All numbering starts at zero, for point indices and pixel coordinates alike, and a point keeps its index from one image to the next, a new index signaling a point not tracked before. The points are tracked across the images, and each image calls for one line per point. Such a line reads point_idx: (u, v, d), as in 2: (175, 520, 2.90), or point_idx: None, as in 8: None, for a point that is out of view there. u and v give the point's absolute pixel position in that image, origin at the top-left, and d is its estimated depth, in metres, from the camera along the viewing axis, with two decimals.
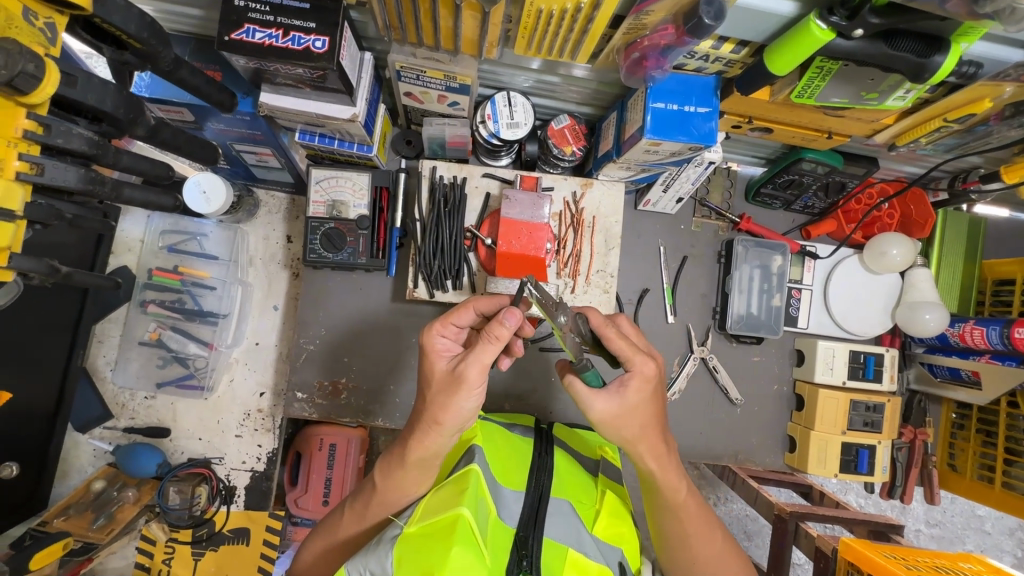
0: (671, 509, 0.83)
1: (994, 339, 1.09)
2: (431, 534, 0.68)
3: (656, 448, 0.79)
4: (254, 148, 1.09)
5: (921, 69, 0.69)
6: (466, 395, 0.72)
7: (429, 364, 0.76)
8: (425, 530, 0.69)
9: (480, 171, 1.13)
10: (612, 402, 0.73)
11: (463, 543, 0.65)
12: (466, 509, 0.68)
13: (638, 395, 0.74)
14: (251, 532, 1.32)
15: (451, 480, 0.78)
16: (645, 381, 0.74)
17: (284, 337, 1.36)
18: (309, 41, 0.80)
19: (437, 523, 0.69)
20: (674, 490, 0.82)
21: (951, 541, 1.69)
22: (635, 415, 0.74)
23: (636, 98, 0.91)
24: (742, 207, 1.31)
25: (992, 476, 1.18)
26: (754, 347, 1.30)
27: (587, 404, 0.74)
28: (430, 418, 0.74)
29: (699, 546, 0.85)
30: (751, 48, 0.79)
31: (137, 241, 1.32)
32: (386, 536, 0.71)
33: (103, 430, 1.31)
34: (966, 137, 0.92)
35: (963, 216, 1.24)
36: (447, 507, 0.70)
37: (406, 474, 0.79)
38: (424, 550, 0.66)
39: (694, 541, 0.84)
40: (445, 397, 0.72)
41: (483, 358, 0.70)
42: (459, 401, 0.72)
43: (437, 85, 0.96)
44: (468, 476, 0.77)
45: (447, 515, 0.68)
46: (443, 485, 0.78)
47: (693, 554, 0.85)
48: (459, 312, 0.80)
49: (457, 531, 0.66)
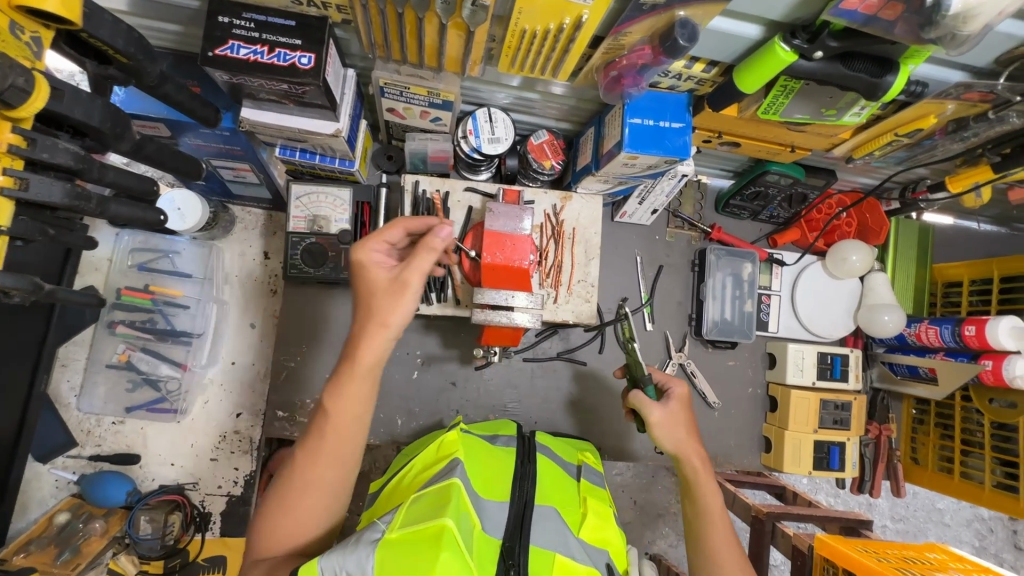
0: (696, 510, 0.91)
1: (947, 338, 1.18)
2: (415, 542, 0.67)
3: (672, 413, 0.96)
4: (232, 164, 1.08)
5: (875, 88, 0.74)
6: (394, 289, 0.74)
7: (365, 275, 0.76)
8: (409, 536, 0.68)
9: (462, 186, 1.14)
10: (664, 411, 0.97)
11: (450, 552, 0.65)
12: (450, 521, 0.68)
13: (677, 403, 0.98)
14: (228, 560, 1.27)
15: (427, 491, 0.77)
16: (680, 399, 0.99)
17: (261, 354, 1.33)
18: (294, 57, 0.81)
19: (419, 531, 0.68)
20: (692, 489, 0.92)
21: (915, 533, 1.78)
22: (676, 423, 0.96)
23: (613, 116, 0.96)
24: (712, 217, 1.37)
25: (950, 468, 1.26)
26: (729, 351, 1.34)
27: (648, 409, 0.97)
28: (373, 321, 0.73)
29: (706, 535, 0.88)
30: (721, 67, 0.84)
31: (104, 260, 1.28)
32: (363, 537, 0.68)
33: (66, 458, 1.24)
34: (915, 151, 1.00)
35: (913, 224, 1.33)
36: (432, 517, 0.70)
37: (353, 391, 0.71)
38: (409, 557, 0.65)
39: (704, 493, 0.91)
40: (390, 300, 0.73)
41: (421, 265, 0.75)
42: (403, 304, 0.73)
43: (421, 101, 0.98)
44: (450, 487, 0.76)
45: (433, 523, 0.68)
46: (422, 495, 0.77)
47: (703, 509, 0.89)
48: (389, 228, 0.81)
49: (443, 539, 0.66)
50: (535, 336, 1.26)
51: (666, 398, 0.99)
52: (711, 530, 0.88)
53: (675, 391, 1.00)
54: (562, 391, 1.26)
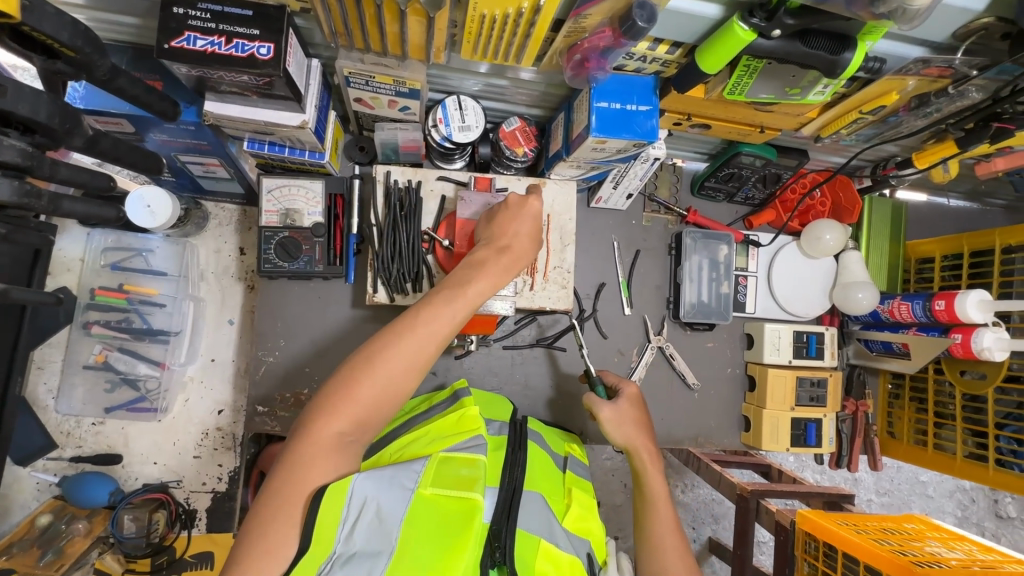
0: (650, 503, 0.97)
1: (919, 313, 1.20)
2: (442, 508, 0.74)
3: (620, 411, 1.02)
4: (200, 159, 1.08)
5: (833, 65, 0.75)
6: (530, 241, 0.93)
7: (511, 221, 0.93)
8: (438, 499, 0.75)
9: (435, 175, 1.13)
10: (614, 411, 1.01)
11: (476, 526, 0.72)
12: (480, 499, 0.75)
13: (627, 402, 1.04)
14: (215, 556, 1.28)
15: (458, 454, 0.83)
16: (631, 398, 1.05)
17: (241, 351, 1.32)
18: (253, 48, 0.80)
19: (448, 500, 0.75)
20: (652, 483, 0.98)
21: (897, 505, 1.82)
22: (627, 420, 1.01)
23: (581, 100, 0.95)
24: (688, 200, 1.37)
25: (925, 440, 1.29)
26: (707, 333, 1.36)
27: (597, 408, 1.02)
28: (507, 258, 0.89)
29: (654, 518, 0.96)
30: (684, 48, 0.84)
31: (77, 260, 1.27)
32: (395, 480, 0.75)
33: (47, 461, 1.24)
34: (882, 128, 1.01)
35: (886, 201, 1.34)
36: (462, 488, 0.77)
37: (451, 302, 0.82)
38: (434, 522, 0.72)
39: (649, 483, 0.98)
40: (528, 248, 0.92)
41: (542, 233, 0.96)
42: (512, 255, 0.90)
43: (388, 90, 0.97)
44: (482, 459, 0.82)
45: (465, 498, 0.75)
46: (454, 454, 0.83)
47: (649, 496, 0.97)
48: (519, 185, 0.98)
49: (474, 515, 0.73)
50: (514, 324, 1.26)
51: (616, 398, 1.05)
52: (655, 521, 0.95)
53: (625, 391, 1.06)
54: (542, 377, 1.27)
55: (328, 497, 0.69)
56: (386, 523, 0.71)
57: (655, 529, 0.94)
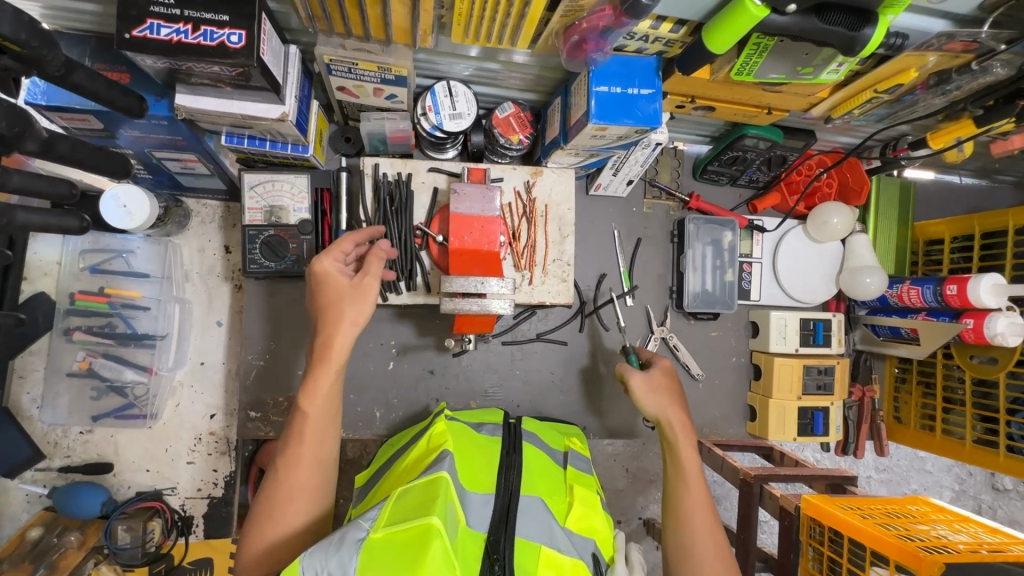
0: (680, 476, 0.94)
1: (929, 298, 1.17)
2: (400, 545, 0.64)
3: (652, 379, 1.03)
4: (177, 155, 1.01)
5: (852, 42, 0.69)
6: (354, 292, 0.87)
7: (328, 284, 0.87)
8: (395, 536, 0.65)
9: (425, 166, 1.08)
10: (643, 380, 1.02)
11: (438, 551, 0.62)
12: (437, 519, 0.66)
13: (659, 372, 1.04)
14: (214, 562, 1.26)
15: (417, 484, 0.76)
16: (662, 368, 1.05)
17: (231, 353, 1.28)
18: (223, 35, 0.73)
19: (405, 532, 0.65)
20: (684, 453, 0.95)
21: (899, 483, 1.82)
22: (659, 390, 1.02)
23: (579, 84, 0.90)
24: (690, 184, 1.32)
25: (933, 425, 1.27)
26: (711, 322, 1.32)
27: (628, 375, 1.04)
28: (329, 319, 0.85)
29: (689, 489, 0.93)
30: (689, 26, 0.79)
31: (53, 264, 1.22)
32: (347, 537, 0.65)
33: (35, 472, 1.20)
34: (895, 107, 0.96)
35: (895, 182, 1.29)
36: (416, 516, 0.68)
37: (319, 386, 0.82)
38: (395, 560, 0.62)
39: (682, 454, 0.95)
40: (357, 303, 0.86)
41: (376, 268, 0.90)
42: (356, 309, 0.86)
43: (372, 77, 0.91)
44: (439, 480, 0.75)
45: (419, 523, 0.66)
46: (412, 486, 0.75)
47: (682, 466, 0.94)
48: (340, 243, 0.92)
49: (431, 538, 0.63)
50: (512, 318, 1.22)
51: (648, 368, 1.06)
52: (685, 490, 0.92)
53: (658, 362, 1.07)
54: (543, 372, 1.24)
55: None
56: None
57: (690, 497, 0.92)
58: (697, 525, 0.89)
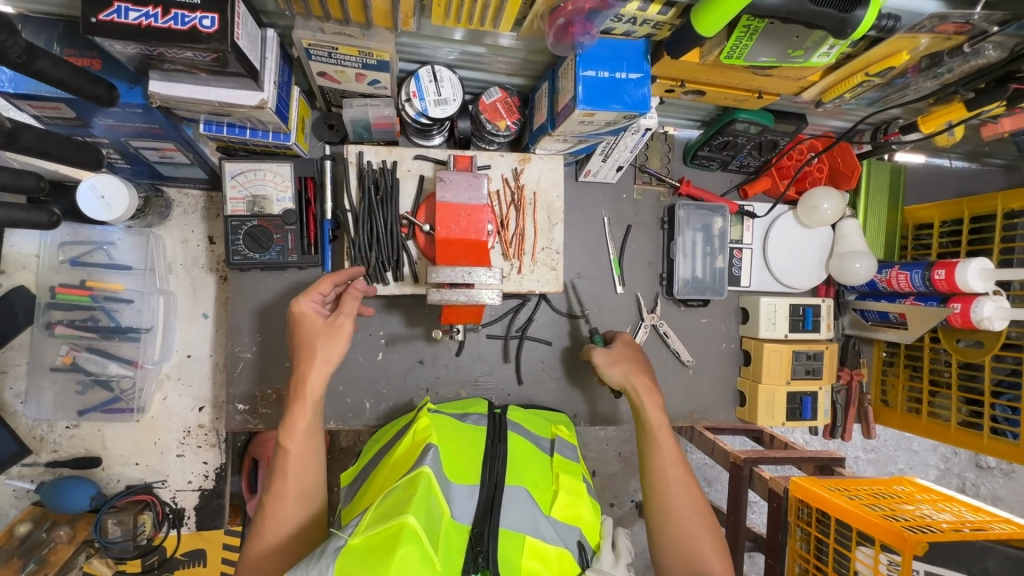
0: (651, 431, 0.99)
1: (917, 282, 1.17)
2: (374, 546, 0.65)
3: (613, 350, 1.08)
4: (155, 144, 0.98)
5: (843, 25, 0.67)
6: (328, 330, 0.89)
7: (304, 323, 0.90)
8: (372, 539, 0.66)
9: (411, 153, 1.06)
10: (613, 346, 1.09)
11: (410, 547, 0.64)
12: (411, 518, 0.67)
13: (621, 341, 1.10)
14: (206, 553, 1.28)
15: (398, 483, 0.77)
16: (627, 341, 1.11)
17: (218, 345, 1.27)
18: (194, 19, 0.71)
19: (379, 535, 0.66)
20: (653, 410, 1.00)
21: (885, 463, 1.85)
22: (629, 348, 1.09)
23: (566, 68, 0.87)
24: (681, 170, 1.31)
25: (919, 408, 1.28)
26: (702, 309, 1.32)
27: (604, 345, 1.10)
28: (304, 356, 0.88)
29: (662, 442, 0.98)
30: (678, 8, 0.76)
31: (32, 257, 1.19)
32: (328, 548, 0.66)
33: (22, 468, 1.19)
34: (887, 90, 0.95)
35: (886, 165, 1.29)
36: (394, 516, 0.69)
37: (298, 418, 0.85)
38: (370, 560, 0.63)
39: (648, 409, 1.00)
40: (329, 342, 0.88)
41: (348, 307, 0.92)
42: (329, 344, 0.88)
43: (353, 63, 0.88)
44: (419, 477, 0.76)
45: (393, 523, 0.67)
46: (393, 488, 0.76)
47: (648, 422, 0.99)
48: (317, 284, 0.94)
49: (403, 535, 0.65)
50: (502, 307, 1.21)
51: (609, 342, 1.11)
52: (666, 484, 0.94)
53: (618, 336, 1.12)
54: (533, 361, 1.23)
55: None
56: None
57: (659, 449, 0.97)
58: (671, 476, 0.95)
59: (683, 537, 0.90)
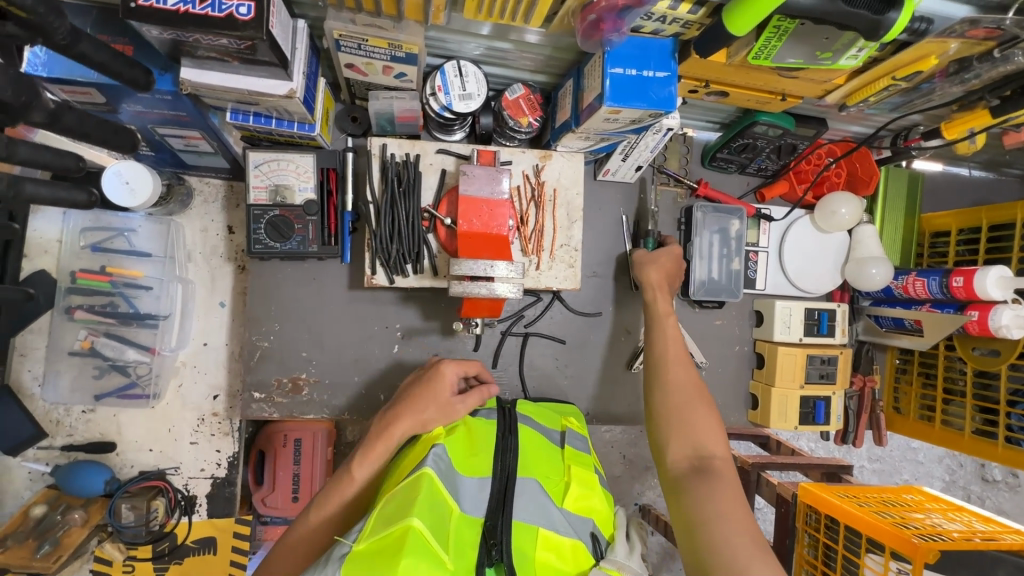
0: (659, 318, 1.06)
1: (934, 289, 1.17)
2: (380, 550, 0.67)
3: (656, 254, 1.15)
4: (180, 131, 0.99)
5: (875, 27, 0.68)
6: (448, 411, 0.90)
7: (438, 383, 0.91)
8: (376, 544, 0.68)
9: (434, 147, 1.06)
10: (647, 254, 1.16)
11: (412, 554, 0.65)
12: (416, 521, 0.69)
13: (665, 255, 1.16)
14: (217, 541, 1.27)
15: (403, 483, 0.78)
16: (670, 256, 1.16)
17: (234, 334, 1.28)
18: (231, 6, 0.72)
19: (385, 539, 0.68)
20: (660, 300, 1.08)
21: (891, 473, 1.84)
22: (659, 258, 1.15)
23: (593, 65, 0.88)
24: (699, 172, 1.31)
25: (932, 415, 1.28)
26: (716, 311, 1.32)
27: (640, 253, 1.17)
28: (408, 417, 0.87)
29: (666, 327, 1.05)
30: (709, 7, 0.77)
31: (54, 241, 1.20)
32: (332, 555, 0.68)
33: (38, 451, 1.20)
34: (911, 95, 0.95)
35: (904, 172, 1.29)
36: (399, 518, 0.70)
37: (374, 454, 0.85)
38: (376, 564, 0.65)
39: (656, 294, 1.09)
40: (438, 411, 0.89)
41: (470, 400, 0.92)
42: (448, 409, 0.90)
43: (382, 55, 0.89)
44: (422, 479, 0.77)
45: (397, 528, 0.68)
46: (398, 487, 0.77)
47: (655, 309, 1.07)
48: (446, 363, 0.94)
49: (406, 542, 0.66)
50: (519, 303, 1.22)
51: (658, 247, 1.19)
52: (668, 364, 0.98)
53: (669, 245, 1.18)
54: (547, 358, 1.24)
55: None
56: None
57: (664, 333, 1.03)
58: (674, 364, 0.98)
59: (690, 422, 0.90)
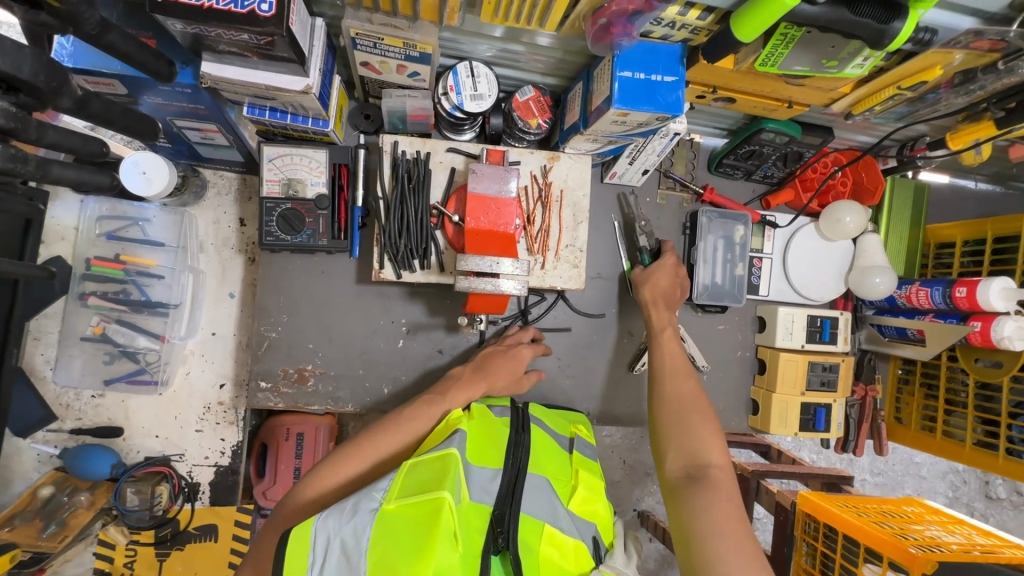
0: (659, 332, 1.10)
1: (937, 300, 1.17)
2: (411, 514, 0.70)
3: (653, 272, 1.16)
4: (197, 124, 1.02)
5: (880, 35, 0.69)
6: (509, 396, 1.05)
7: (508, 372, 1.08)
8: (406, 506, 0.71)
9: (444, 146, 1.08)
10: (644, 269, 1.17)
11: (443, 528, 0.68)
12: (447, 495, 0.71)
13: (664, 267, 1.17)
14: (219, 528, 1.29)
15: (427, 455, 0.80)
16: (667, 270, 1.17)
17: (242, 325, 1.29)
18: (254, 2, 0.74)
19: (417, 504, 0.71)
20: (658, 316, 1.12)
21: (893, 487, 1.84)
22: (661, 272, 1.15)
23: (603, 69, 0.90)
24: (705, 177, 1.32)
25: (933, 426, 1.28)
26: (719, 316, 1.33)
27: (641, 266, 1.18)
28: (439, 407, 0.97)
29: (666, 344, 1.07)
30: (717, 14, 0.78)
31: (71, 229, 1.23)
32: (361, 508, 0.71)
33: (47, 433, 1.23)
34: (917, 105, 0.96)
35: (909, 183, 1.30)
36: (430, 489, 0.73)
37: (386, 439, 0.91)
38: (405, 529, 0.69)
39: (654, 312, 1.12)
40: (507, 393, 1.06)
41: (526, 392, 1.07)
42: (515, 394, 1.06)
43: (396, 53, 0.91)
44: (449, 457, 0.78)
45: (431, 497, 0.71)
46: (422, 458, 0.79)
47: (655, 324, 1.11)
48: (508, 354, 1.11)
49: (438, 516, 0.69)
50: (523, 302, 1.23)
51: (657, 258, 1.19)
52: (665, 379, 1.01)
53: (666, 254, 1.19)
54: (550, 357, 1.25)
55: (292, 542, 0.68)
56: (354, 553, 0.67)
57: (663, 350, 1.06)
58: (672, 378, 1.01)
59: (689, 434, 0.92)
